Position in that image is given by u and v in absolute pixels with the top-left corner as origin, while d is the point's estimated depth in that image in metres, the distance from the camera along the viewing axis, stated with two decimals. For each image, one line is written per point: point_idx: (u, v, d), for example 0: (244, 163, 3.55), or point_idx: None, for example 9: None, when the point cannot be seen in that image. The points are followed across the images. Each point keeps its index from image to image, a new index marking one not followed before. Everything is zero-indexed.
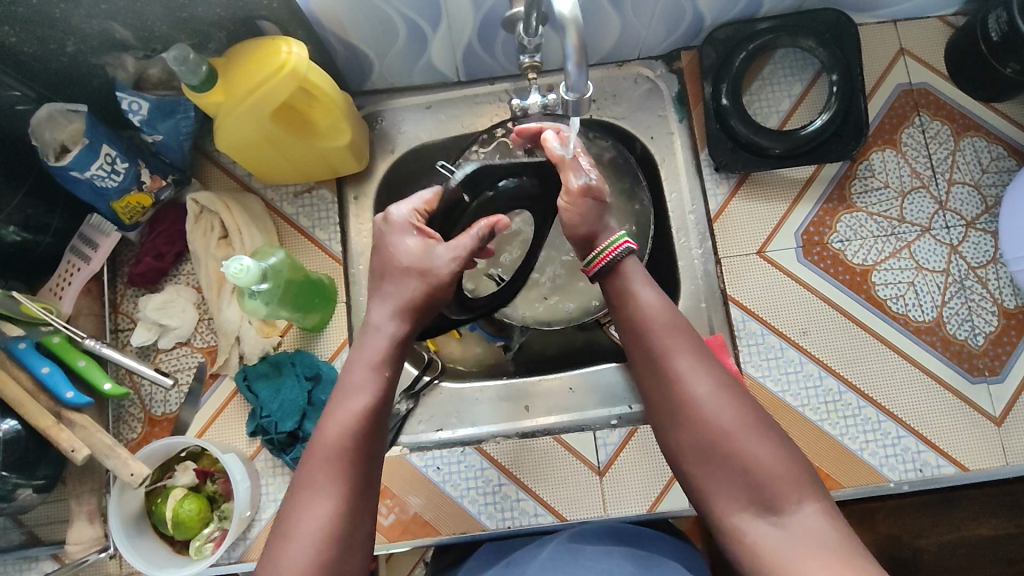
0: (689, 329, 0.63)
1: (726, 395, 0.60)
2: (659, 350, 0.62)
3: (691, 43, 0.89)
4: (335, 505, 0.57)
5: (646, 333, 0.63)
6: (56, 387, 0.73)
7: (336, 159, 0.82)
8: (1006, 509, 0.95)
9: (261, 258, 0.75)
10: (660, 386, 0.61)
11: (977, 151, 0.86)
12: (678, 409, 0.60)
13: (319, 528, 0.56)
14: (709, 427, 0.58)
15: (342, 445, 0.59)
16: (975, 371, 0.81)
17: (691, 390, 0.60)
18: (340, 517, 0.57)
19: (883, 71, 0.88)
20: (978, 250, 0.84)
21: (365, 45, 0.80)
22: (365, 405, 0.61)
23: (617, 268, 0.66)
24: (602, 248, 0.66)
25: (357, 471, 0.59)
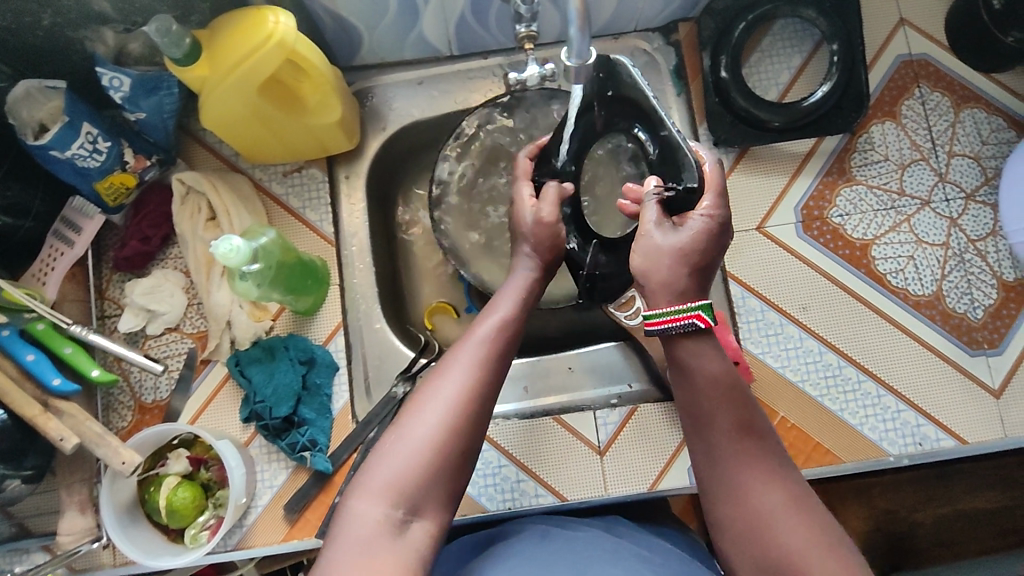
0: (759, 432, 0.55)
1: (799, 512, 0.51)
2: (725, 458, 0.55)
3: (688, 15, 0.88)
4: (479, 375, 0.56)
5: (710, 439, 0.56)
6: (42, 374, 0.71)
7: (326, 136, 0.80)
8: (1001, 481, 0.96)
9: (250, 237, 0.73)
10: (722, 488, 0.54)
11: (977, 123, 0.85)
12: (745, 526, 0.52)
13: (455, 396, 0.54)
14: (776, 546, 0.50)
15: (493, 339, 0.59)
16: (974, 344, 0.81)
17: (758, 503, 0.52)
18: (480, 384, 0.56)
19: (883, 42, 0.87)
20: (978, 223, 0.83)
21: (355, 18, 0.78)
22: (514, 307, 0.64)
23: (676, 351, 0.58)
24: (673, 308, 0.57)
25: (502, 365, 0.59)
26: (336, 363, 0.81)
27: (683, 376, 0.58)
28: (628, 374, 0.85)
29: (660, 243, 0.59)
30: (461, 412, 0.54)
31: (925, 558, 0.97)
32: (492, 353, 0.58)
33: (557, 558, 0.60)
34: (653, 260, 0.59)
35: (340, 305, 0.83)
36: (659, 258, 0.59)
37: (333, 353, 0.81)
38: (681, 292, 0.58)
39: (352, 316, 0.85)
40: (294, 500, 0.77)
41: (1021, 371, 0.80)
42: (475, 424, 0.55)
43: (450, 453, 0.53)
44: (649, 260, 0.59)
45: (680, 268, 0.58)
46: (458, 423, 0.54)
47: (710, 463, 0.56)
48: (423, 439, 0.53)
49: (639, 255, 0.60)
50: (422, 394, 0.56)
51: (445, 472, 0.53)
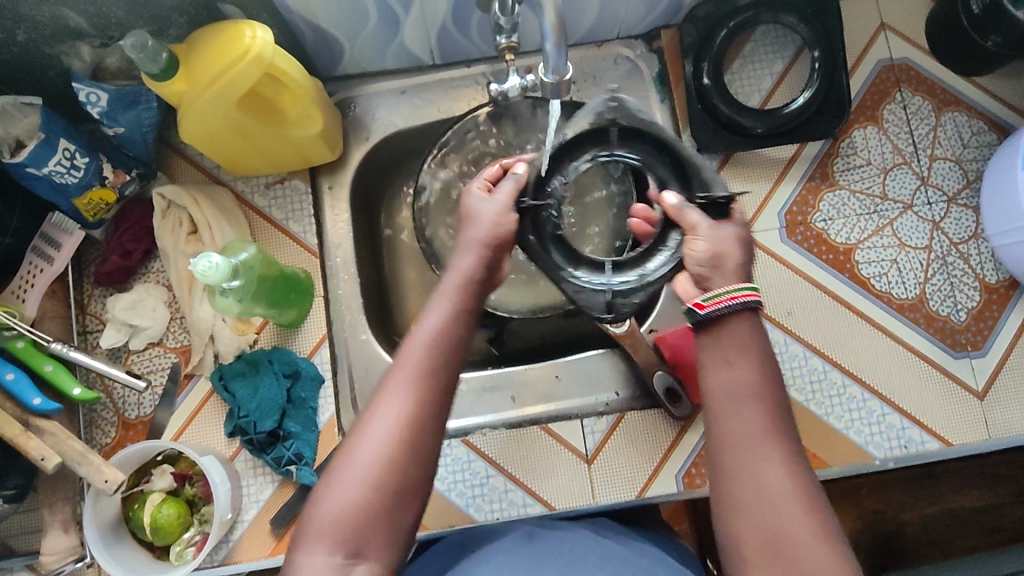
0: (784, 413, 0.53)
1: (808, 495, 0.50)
2: (745, 429, 0.52)
3: (670, 22, 0.87)
4: (414, 401, 0.53)
5: (729, 408, 0.53)
6: (22, 394, 0.70)
7: (308, 148, 0.79)
8: (987, 480, 0.97)
9: (232, 253, 0.73)
10: (740, 459, 0.51)
11: (958, 126, 0.86)
12: (754, 500, 0.50)
13: (387, 430, 0.52)
14: (784, 524, 0.49)
15: (421, 360, 0.54)
16: (958, 346, 0.82)
17: (776, 479, 0.50)
18: (415, 412, 0.52)
19: (864, 46, 0.87)
20: (960, 226, 0.84)
21: (335, 29, 0.78)
22: (452, 306, 0.57)
23: (727, 322, 0.54)
24: (732, 288, 0.55)
25: (438, 385, 0.54)
26: (321, 376, 0.80)
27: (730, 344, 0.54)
28: (614, 382, 0.85)
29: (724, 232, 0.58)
30: (396, 449, 0.51)
31: (912, 557, 0.97)
32: (427, 373, 0.54)
33: (542, 558, 0.61)
34: (721, 244, 0.57)
35: (325, 317, 0.83)
36: (728, 242, 0.57)
37: (318, 365, 0.81)
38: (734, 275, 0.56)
39: (337, 328, 0.84)
40: (281, 514, 0.77)
41: (1005, 373, 0.81)
42: (417, 454, 0.52)
43: (390, 488, 0.51)
44: (718, 244, 0.57)
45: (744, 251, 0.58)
46: (394, 459, 0.51)
47: (723, 430, 0.52)
48: (358, 479, 0.51)
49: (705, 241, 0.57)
50: (355, 430, 0.53)
51: (388, 510, 0.51)
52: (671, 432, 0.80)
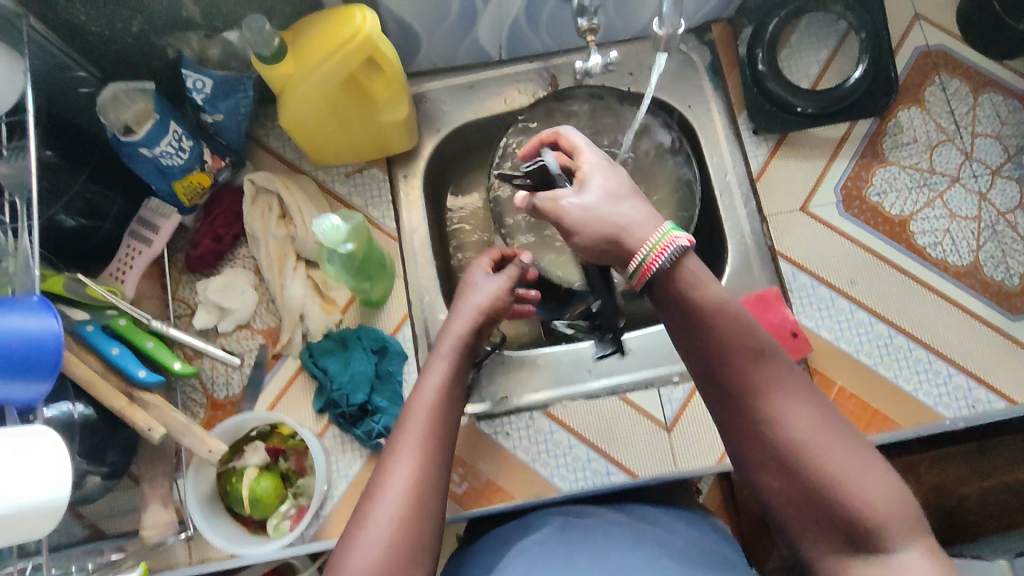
0: (774, 355, 0.52)
1: (827, 429, 0.50)
2: (736, 384, 0.52)
3: (721, 16, 0.94)
4: (420, 464, 0.55)
5: (719, 372, 0.53)
6: (126, 367, 0.71)
7: (390, 134, 0.84)
8: None
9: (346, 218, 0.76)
10: (748, 420, 0.51)
11: (995, 106, 0.92)
12: (772, 452, 0.50)
13: (404, 486, 0.54)
14: (810, 469, 0.49)
15: (428, 415, 0.59)
16: (1014, 310, 0.85)
17: (786, 427, 0.50)
18: (427, 471, 0.55)
19: (903, 34, 0.94)
20: (1005, 197, 0.88)
21: (417, 23, 0.83)
22: (447, 372, 0.63)
23: (668, 285, 0.54)
24: (646, 245, 0.55)
25: (444, 438, 0.58)
26: (405, 352, 0.83)
27: (688, 315, 0.54)
28: None
29: (569, 199, 0.59)
30: (410, 502, 0.53)
31: None
32: (432, 435, 0.57)
33: (576, 549, 0.59)
34: (593, 216, 0.58)
35: (406, 296, 0.86)
36: (597, 207, 0.58)
37: (402, 342, 0.84)
38: (648, 228, 0.56)
39: (417, 308, 0.86)
40: None
41: None
42: (431, 513, 0.54)
43: (403, 556, 0.51)
44: (593, 215, 0.58)
45: (623, 204, 0.59)
46: (411, 513, 0.53)
47: (719, 386, 0.53)
48: (373, 548, 0.51)
49: (578, 228, 0.58)
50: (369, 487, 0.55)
51: (408, 557, 0.51)
52: None
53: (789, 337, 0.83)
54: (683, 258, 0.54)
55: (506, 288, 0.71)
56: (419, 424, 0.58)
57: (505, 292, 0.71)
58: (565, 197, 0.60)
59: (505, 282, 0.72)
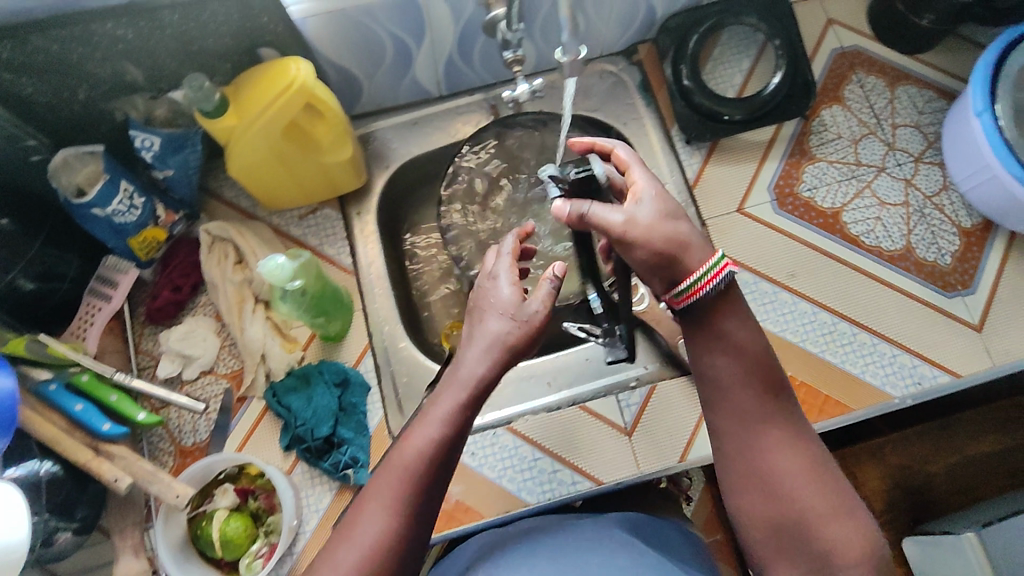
0: (780, 398, 0.57)
1: (812, 473, 0.54)
2: (745, 412, 0.56)
3: (646, 37, 1.00)
4: (390, 525, 0.50)
5: (726, 398, 0.57)
6: (91, 421, 0.74)
7: (337, 173, 0.87)
8: (1006, 427, 1.05)
9: (293, 257, 0.79)
10: (745, 450, 0.56)
11: (912, 97, 0.97)
12: (761, 478, 0.55)
13: (370, 545, 0.49)
14: (790, 504, 0.53)
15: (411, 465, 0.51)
16: (949, 287, 0.89)
17: (776, 462, 0.54)
18: (401, 527, 0.50)
19: (817, 39, 0.99)
20: (930, 180, 0.93)
21: (356, 68, 0.88)
22: (450, 420, 0.52)
23: (705, 314, 0.57)
24: (703, 270, 0.55)
25: (427, 490, 0.51)
26: (367, 382, 0.84)
27: (711, 342, 0.57)
28: (642, 357, 0.89)
29: (646, 214, 0.57)
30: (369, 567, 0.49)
31: (945, 507, 1.05)
32: (414, 490, 0.50)
33: (536, 553, 0.63)
34: (654, 237, 0.56)
35: (365, 329, 0.88)
36: (656, 226, 0.57)
37: (364, 374, 0.85)
38: (704, 250, 0.57)
39: (378, 338, 0.88)
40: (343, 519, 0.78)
41: (995, 306, 0.88)
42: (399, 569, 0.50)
43: None
44: (654, 235, 0.56)
45: (680, 224, 0.58)
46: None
47: (726, 414, 0.57)
48: None
49: (641, 243, 0.57)
50: (336, 537, 0.51)
51: None
52: None
53: None
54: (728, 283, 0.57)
55: (532, 321, 0.55)
56: (399, 475, 0.51)
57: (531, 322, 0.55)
58: (642, 212, 0.57)
59: (537, 310, 0.55)
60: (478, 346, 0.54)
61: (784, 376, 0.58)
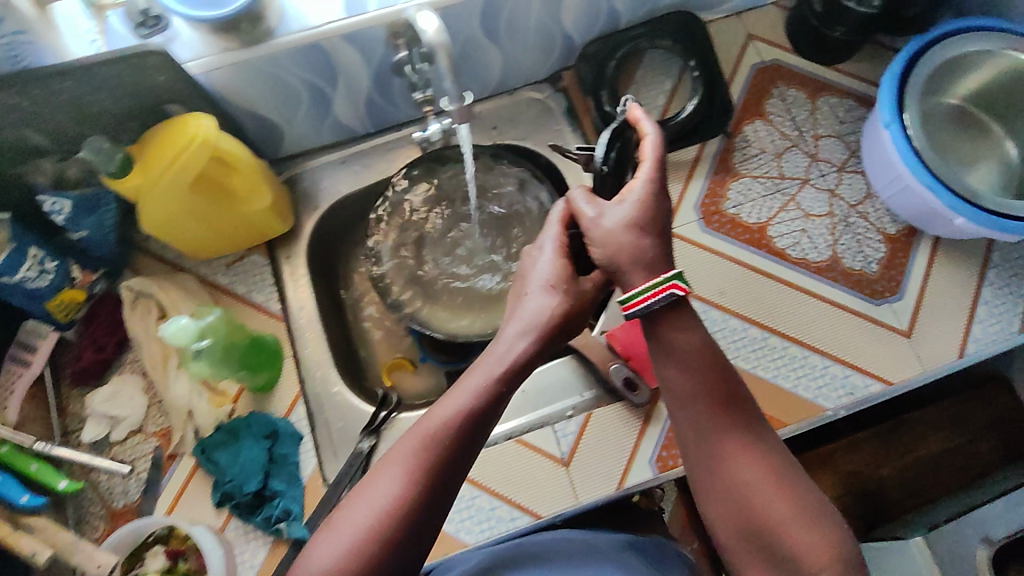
0: (740, 408, 0.61)
1: (778, 483, 0.58)
2: (702, 428, 0.61)
3: (569, 64, 1.00)
4: (407, 483, 0.55)
5: (687, 411, 0.62)
6: (9, 494, 0.72)
7: (259, 222, 0.86)
8: (951, 424, 1.07)
9: (199, 317, 0.84)
10: (710, 461, 0.60)
11: (833, 107, 0.97)
12: (725, 490, 0.59)
13: (385, 501, 0.54)
14: (758, 513, 0.57)
15: (433, 430, 0.57)
16: (877, 295, 0.89)
17: (741, 472, 0.58)
18: (413, 489, 0.55)
19: (738, 56, 0.99)
20: (854, 189, 0.93)
21: (272, 114, 0.87)
22: (475, 398, 0.58)
23: (660, 328, 0.62)
24: (652, 284, 0.61)
25: (447, 458, 0.56)
26: (298, 432, 0.83)
27: (666, 355, 0.62)
28: (578, 386, 0.89)
29: (615, 218, 0.64)
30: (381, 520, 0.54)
31: (897, 510, 1.05)
32: (426, 461, 0.56)
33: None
34: (610, 244, 0.63)
35: (296, 376, 0.87)
36: (617, 233, 0.63)
37: (295, 423, 0.84)
38: (660, 266, 0.62)
39: (309, 385, 0.88)
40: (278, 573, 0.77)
41: (923, 311, 0.89)
42: (399, 539, 0.54)
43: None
44: (610, 246, 0.63)
45: (643, 239, 0.63)
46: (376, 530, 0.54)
47: (692, 429, 0.61)
48: (333, 554, 0.53)
49: (596, 244, 0.64)
50: (349, 498, 0.56)
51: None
52: (639, 417, 0.85)
53: None
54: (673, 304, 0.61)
55: (557, 304, 0.62)
56: (416, 439, 0.57)
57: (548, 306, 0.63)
58: (608, 216, 0.64)
59: (557, 299, 0.63)
60: (517, 336, 0.61)
61: (740, 389, 0.62)
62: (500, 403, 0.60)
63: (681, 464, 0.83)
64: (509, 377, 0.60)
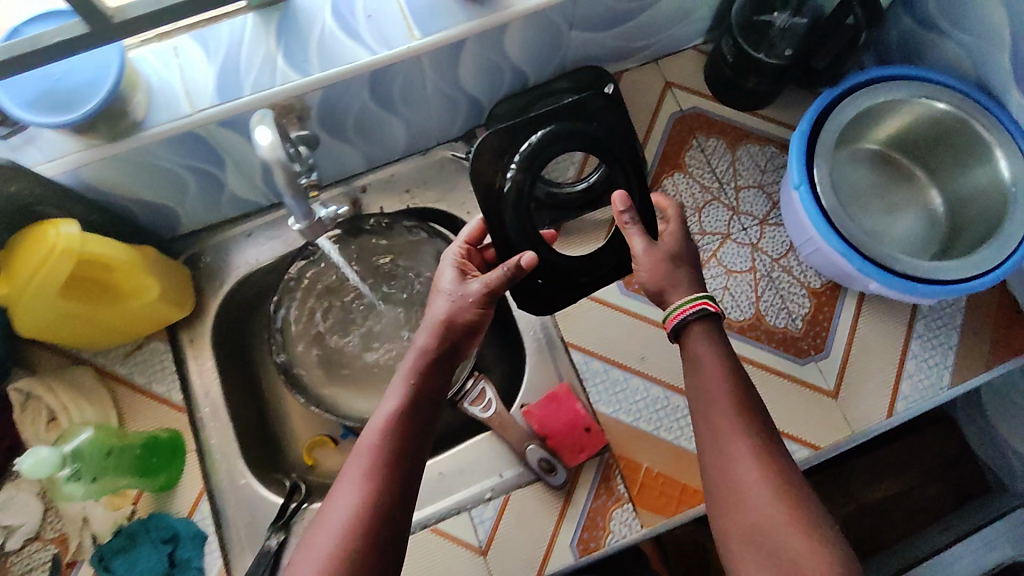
0: (755, 416, 0.62)
1: (782, 485, 0.58)
2: (719, 428, 0.62)
3: (480, 122, 0.96)
4: (367, 491, 0.55)
5: (706, 415, 0.64)
6: None
7: (154, 313, 0.82)
8: (899, 467, 1.02)
9: (67, 439, 0.74)
10: (719, 462, 0.61)
11: (753, 156, 0.94)
12: (729, 491, 0.60)
13: (350, 512, 0.54)
14: (760, 516, 0.57)
15: (378, 440, 0.58)
16: (802, 353, 0.86)
17: (745, 474, 0.59)
18: (373, 497, 0.55)
19: (656, 106, 0.96)
20: (776, 243, 0.91)
21: (161, 198, 0.82)
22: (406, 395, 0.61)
23: (693, 338, 0.66)
24: (684, 300, 0.66)
25: (398, 464, 0.57)
26: (203, 533, 0.80)
27: (691, 362, 0.65)
28: (498, 464, 0.84)
29: (667, 248, 0.69)
30: (350, 535, 0.53)
31: None
32: (382, 458, 0.57)
33: None
34: (655, 271, 0.68)
35: (201, 470, 0.84)
36: (655, 263, 0.68)
37: (199, 522, 0.81)
38: (692, 288, 0.68)
39: (215, 480, 0.84)
40: None
41: (850, 370, 0.86)
42: (369, 549, 0.53)
43: None
44: (653, 271, 0.68)
45: (680, 267, 0.69)
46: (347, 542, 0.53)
47: (707, 432, 0.63)
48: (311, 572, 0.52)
49: (643, 269, 0.68)
50: (321, 516, 0.56)
51: None
52: (559, 499, 0.81)
53: (582, 433, 0.83)
54: (700, 320, 0.66)
55: (455, 300, 0.65)
56: (371, 453, 0.58)
57: (445, 311, 0.65)
58: (665, 244, 0.69)
59: (451, 302, 0.65)
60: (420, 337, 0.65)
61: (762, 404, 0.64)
62: (431, 394, 0.63)
63: (603, 546, 0.79)
64: (426, 381, 0.62)
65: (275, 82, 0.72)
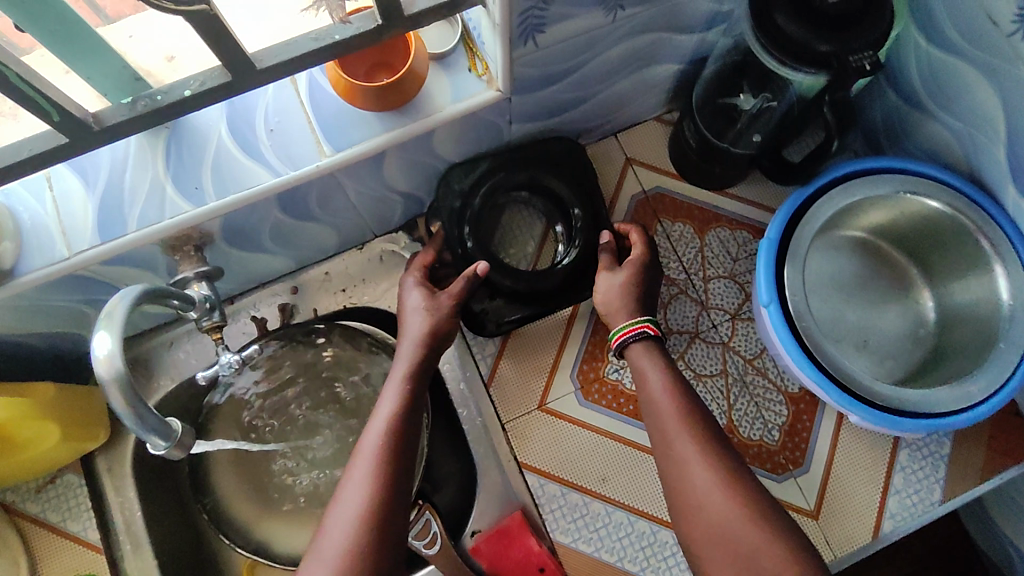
0: (704, 416, 0.63)
1: (734, 481, 0.58)
2: (667, 432, 0.62)
3: (422, 211, 0.87)
4: (366, 492, 0.57)
5: (659, 426, 0.64)
6: None
7: (61, 452, 0.75)
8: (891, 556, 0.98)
9: None
10: (674, 468, 0.61)
11: (724, 242, 0.85)
12: (683, 497, 0.59)
13: (356, 512, 0.56)
14: (718, 518, 0.56)
15: (376, 440, 0.61)
16: (779, 469, 0.78)
17: (699, 474, 0.59)
18: (373, 491, 0.57)
19: (615, 187, 0.87)
20: (749, 342, 0.82)
21: (60, 328, 0.74)
22: (402, 391, 0.66)
23: (638, 357, 0.68)
24: (628, 322, 0.70)
25: (399, 462, 0.60)
26: None
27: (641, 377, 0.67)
28: None
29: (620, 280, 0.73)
30: (362, 528, 0.55)
31: None
32: (380, 458, 0.59)
33: None
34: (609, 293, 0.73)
35: None
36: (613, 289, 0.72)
37: None
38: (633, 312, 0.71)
39: None
40: None
41: (832, 487, 0.78)
42: (378, 547, 0.55)
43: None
44: (607, 293, 0.73)
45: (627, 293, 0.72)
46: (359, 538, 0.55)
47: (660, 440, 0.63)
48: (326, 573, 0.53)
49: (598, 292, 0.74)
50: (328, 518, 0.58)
51: None
52: None
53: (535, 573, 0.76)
54: (644, 343, 0.69)
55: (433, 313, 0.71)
56: (368, 454, 0.60)
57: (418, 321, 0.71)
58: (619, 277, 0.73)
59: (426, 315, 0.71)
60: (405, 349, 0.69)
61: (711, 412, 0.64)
62: (419, 400, 0.66)
63: None
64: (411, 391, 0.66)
65: (163, 215, 0.62)
